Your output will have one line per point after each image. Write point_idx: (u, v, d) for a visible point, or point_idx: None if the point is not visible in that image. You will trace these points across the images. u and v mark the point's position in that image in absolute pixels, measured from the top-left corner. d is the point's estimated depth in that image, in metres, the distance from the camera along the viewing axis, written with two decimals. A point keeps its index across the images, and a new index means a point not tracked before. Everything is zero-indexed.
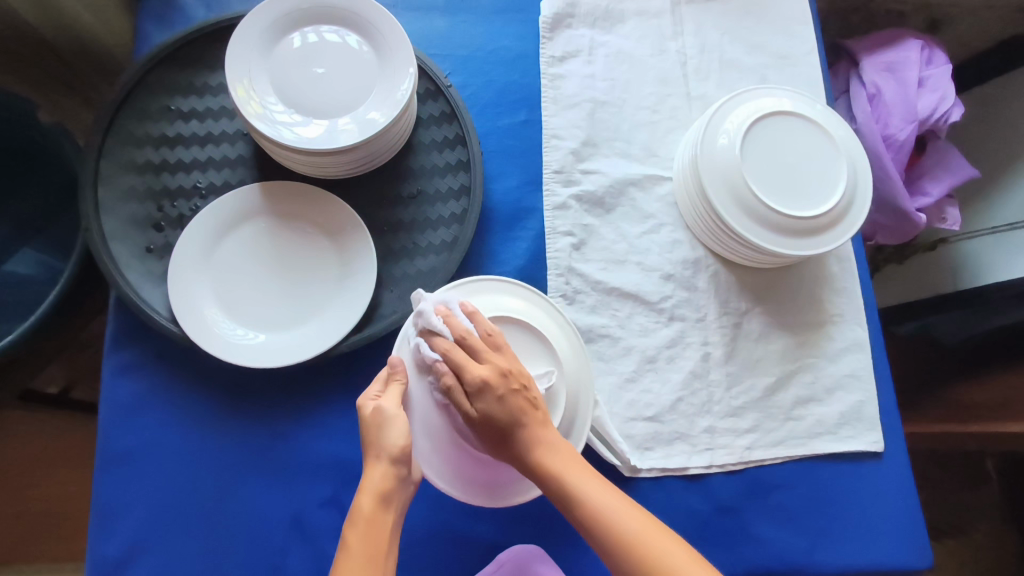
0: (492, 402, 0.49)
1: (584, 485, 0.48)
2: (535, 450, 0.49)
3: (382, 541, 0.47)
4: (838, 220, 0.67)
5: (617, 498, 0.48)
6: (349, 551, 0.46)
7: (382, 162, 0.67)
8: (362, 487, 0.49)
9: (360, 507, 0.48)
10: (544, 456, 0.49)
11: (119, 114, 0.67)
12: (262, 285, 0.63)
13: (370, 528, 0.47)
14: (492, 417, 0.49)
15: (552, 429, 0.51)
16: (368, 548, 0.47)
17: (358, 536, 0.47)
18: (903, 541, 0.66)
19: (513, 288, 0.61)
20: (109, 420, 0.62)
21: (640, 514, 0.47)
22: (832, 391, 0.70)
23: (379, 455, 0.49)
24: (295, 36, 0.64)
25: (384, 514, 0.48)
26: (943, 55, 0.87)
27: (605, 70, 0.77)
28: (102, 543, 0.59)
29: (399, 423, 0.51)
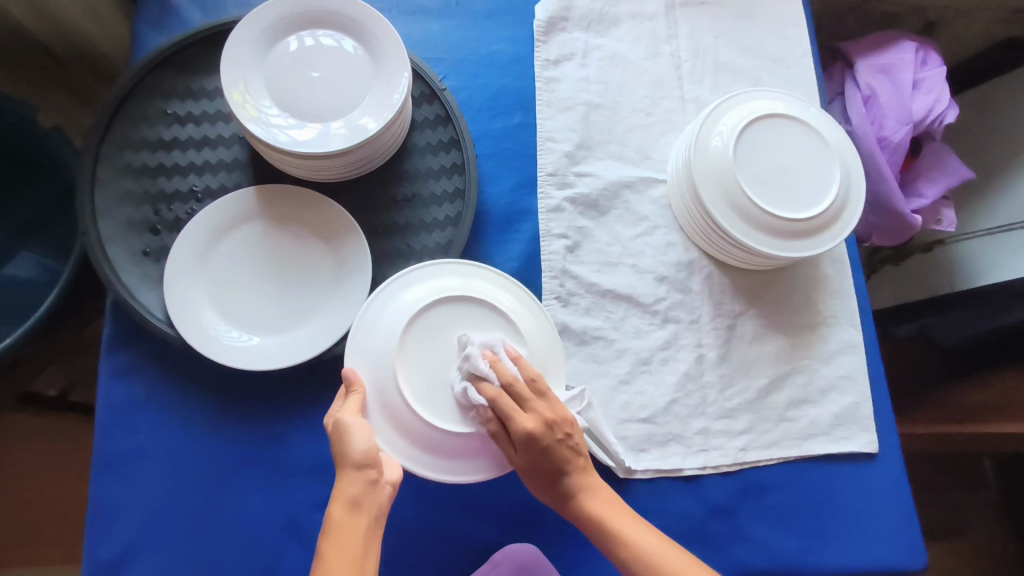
0: (538, 451, 0.52)
1: (634, 534, 0.53)
2: (579, 494, 0.54)
3: (359, 547, 0.47)
4: (830, 222, 0.67)
5: (661, 542, 0.53)
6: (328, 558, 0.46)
7: (377, 165, 0.68)
8: (335, 497, 0.49)
9: (333, 516, 0.48)
10: (589, 502, 0.54)
11: (116, 118, 0.67)
12: (248, 285, 0.64)
13: (342, 532, 0.47)
14: (540, 463, 0.53)
15: (593, 474, 0.56)
16: (342, 551, 0.46)
17: (331, 542, 0.47)
18: (897, 542, 0.66)
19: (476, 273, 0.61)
20: (105, 422, 0.62)
21: (681, 554, 0.52)
22: (826, 392, 0.70)
23: (345, 463, 0.50)
24: (291, 40, 0.64)
25: (358, 519, 0.48)
26: (937, 57, 0.87)
27: (600, 73, 0.77)
28: (98, 546, 0.59)
29: (361, 431, 0.51)
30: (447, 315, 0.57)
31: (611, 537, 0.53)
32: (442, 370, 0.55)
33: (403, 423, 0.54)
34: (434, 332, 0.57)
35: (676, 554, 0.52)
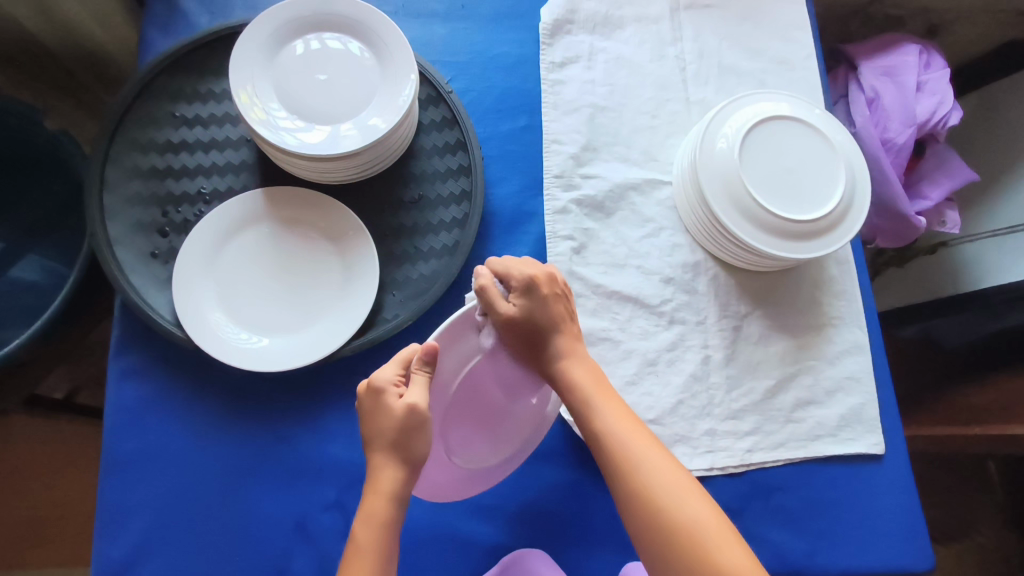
0: (537, 301, 0.55)
1: (604, 406, 0.54)
2: (562, 357, 0.55)
3: (388, 539, 0.49)
4: (836, 223, 0.67)
5: (629, 419, 0.53)
6: (359, 552, 0.48)
7: (384, 167, 0.68)
8: (373, 485, 0.49)
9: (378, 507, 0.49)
10: (569, 366, 0.55)
11: (124, 121, 0.68)
12: (257, 286, 0.64)
13: (384, 526, 0.49)
14: (536, 315, 0.54)
15: (580, 342, 0.57)
16: (381, 545, 0.48)
17: (371, 534, 0.49)
18: (904, 543, 0.66)
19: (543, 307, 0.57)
20: (114, 423, 0.62)
21: (645, 435, 0.53)
22: (832, 393, 0.70)
23: (405, 457, 0.49)
24: (298, 43, 0.64)
25: (394, 514, 0.49)
26: (941, 59, 0.88)
27: (605, 75, 0.77)
28: (108, 546, 0.59)
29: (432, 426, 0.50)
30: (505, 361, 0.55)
31: (580, 400, 0.54)
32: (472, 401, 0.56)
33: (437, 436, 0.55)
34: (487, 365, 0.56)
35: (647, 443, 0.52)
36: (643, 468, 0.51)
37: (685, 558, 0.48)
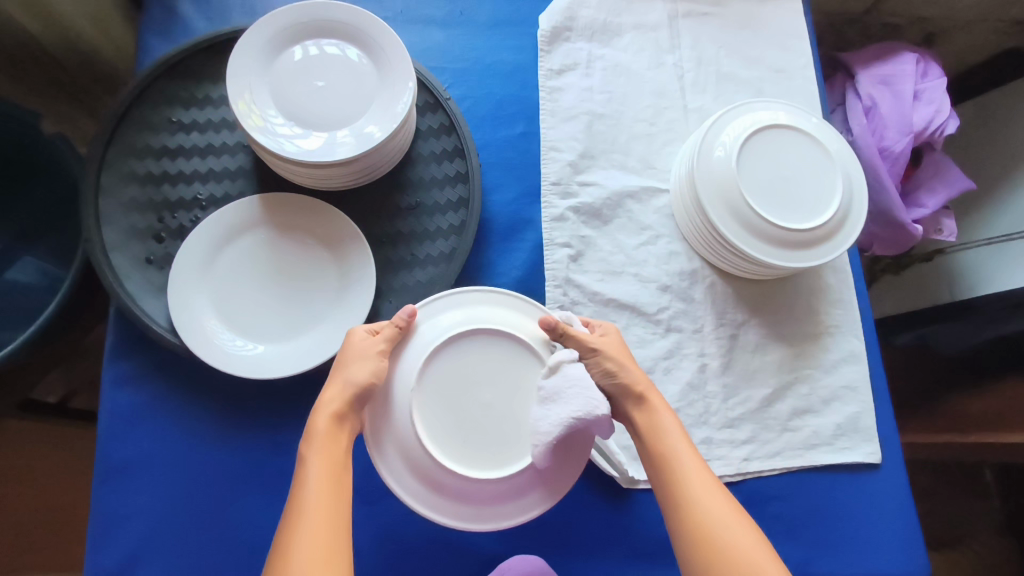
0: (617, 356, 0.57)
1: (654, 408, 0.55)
2: (614, 367, 0.56)
3: (336, 455, 0.49)
4: (833, 232, 0.67)
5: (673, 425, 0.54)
6: (308, 466, 0.49)
7: (382, 173, 0.68)
8: (319, 407, 0.51)
9: (316, 425, 0.50)
10: (620, 370, 0.56)
11: (120, 127, 0.67)
12: (259, 312, 0.63)
13: (325, 442, 0.49)
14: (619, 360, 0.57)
15: (634, 366, 0.57)
16: (323, 463, 0.48)
17: (314, 452, 0.49)
18: (901, 553, 0.66)
19: (438, 303, 0.57)
20: (107, 430, 0.62)
21: (683, 440, 0.53)
22: (829, 402, 0.70)
23: (345, 383, 0.51)
24: (296, 50, 0.64)
25: (340, 432, 0.50)
26: (938, 68, 0.88)
27: (603, 82, 0.78)
28: (99, 553, 0.59)
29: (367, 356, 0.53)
30: (443, 377, 0.54)
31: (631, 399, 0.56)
32: (458, 424, 0.53)
33: (449, 487, 0.52)
34: (445, 384, 0.54)
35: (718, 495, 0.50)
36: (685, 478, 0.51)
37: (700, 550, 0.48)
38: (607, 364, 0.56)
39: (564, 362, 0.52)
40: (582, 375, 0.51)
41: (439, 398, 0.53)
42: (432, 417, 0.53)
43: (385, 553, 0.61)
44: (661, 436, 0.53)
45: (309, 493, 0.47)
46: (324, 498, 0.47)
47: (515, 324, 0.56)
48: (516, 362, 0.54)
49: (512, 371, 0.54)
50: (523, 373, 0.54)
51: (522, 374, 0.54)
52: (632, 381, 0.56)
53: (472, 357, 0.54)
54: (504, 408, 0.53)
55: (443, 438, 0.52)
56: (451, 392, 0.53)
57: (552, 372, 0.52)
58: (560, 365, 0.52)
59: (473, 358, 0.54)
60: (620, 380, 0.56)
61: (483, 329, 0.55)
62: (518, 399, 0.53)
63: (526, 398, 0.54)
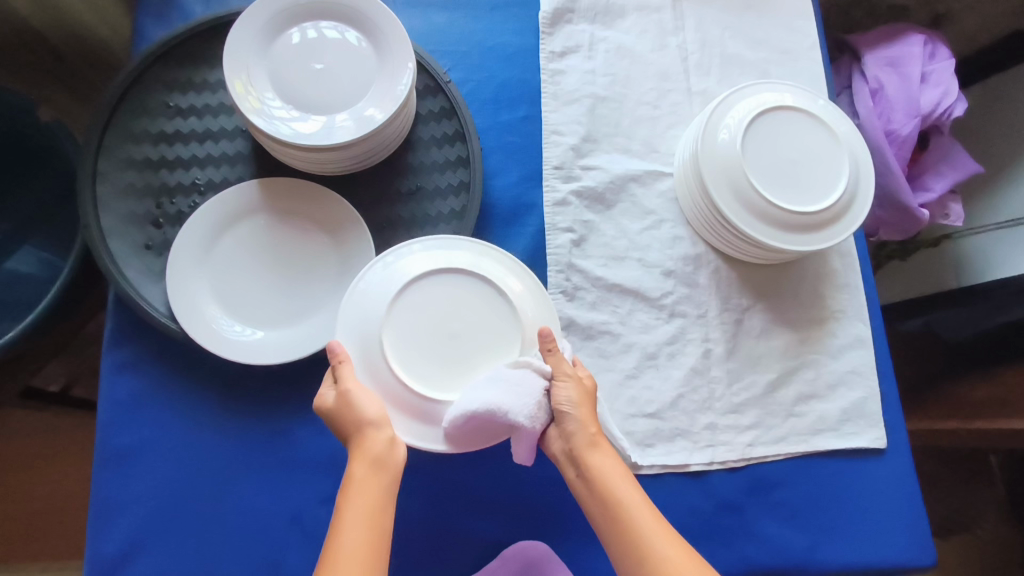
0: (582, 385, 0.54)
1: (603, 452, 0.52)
2: (565, 406, 0.53)
3: (375, 505, 0.48)
4: (840, 216, 0.66)
5: (622, 472, 0.52)
6: (346, 520, 0.47)
7: (382, 158, 0.67)
8: (357, 456, 0.50)
9: (354, 473, 0.49)
10: (570, 410, 0.53)
11: (117, 111, 0.66)
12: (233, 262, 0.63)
13: (363, 488, 0.49)
14: (580, 390, 0.54)
15: (585, 402, 0.53)
16: (363, 508, 0.48)
17: (353, 501, 0.48)
18: (906, 539, 0.65)
19: (413, 245, 0.60)
20: (107, 417, 0.61)
21: (634, 489, 0.51)
22: (834, 387, 0.69)
23: (362, 425, 0.51)
24: (294, 32, 0.63)
25: (377, 478, 0.49)
26: (947, 50, 0.86)
27: (606, 65, 0.76)
28: (100, 541, 0.58)
29: (367, 394, 0.53)
30: (412, 305, 0.57)
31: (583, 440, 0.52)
32: (425, 351, 0.56)
33: (416, 413, 0.55)
34: (417, 313, 0.56)
35: (675, 544, 0.49)
36: (639, 530, 0.49)
37: None
38: (569, 393, 0.53)
39: (531, 365, 0.53)
40: (539, 388, 0.53)
41: (408, 325, 0.56)
42: (400, 342, 0.56)
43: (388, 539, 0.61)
44: (612, 487, 0.51)
45: (350, 551, 0.46)
46: (370, 546, 0.47)
47: (486, 270, 0.59)
48: (485, 300, 0.57)
49: (480, 308, 0.57)
50: (492, 311, 0.57)
51: (493, 313, 0.57)
52: (583, 423, 0.52)
53: (443, 289, 0.57)
54: (470, 339, 0.56)
55: (412, 364, 0.55)
56: (419, 320, 0.56)
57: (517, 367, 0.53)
58: (524, 365, 0.53)
59: (442, 291, 0.57)
60: (574, 413, 0.52)
61: (455, 268, 0.58)
62: (485, 335, 0.56)
63: (493, 337, 0.56)
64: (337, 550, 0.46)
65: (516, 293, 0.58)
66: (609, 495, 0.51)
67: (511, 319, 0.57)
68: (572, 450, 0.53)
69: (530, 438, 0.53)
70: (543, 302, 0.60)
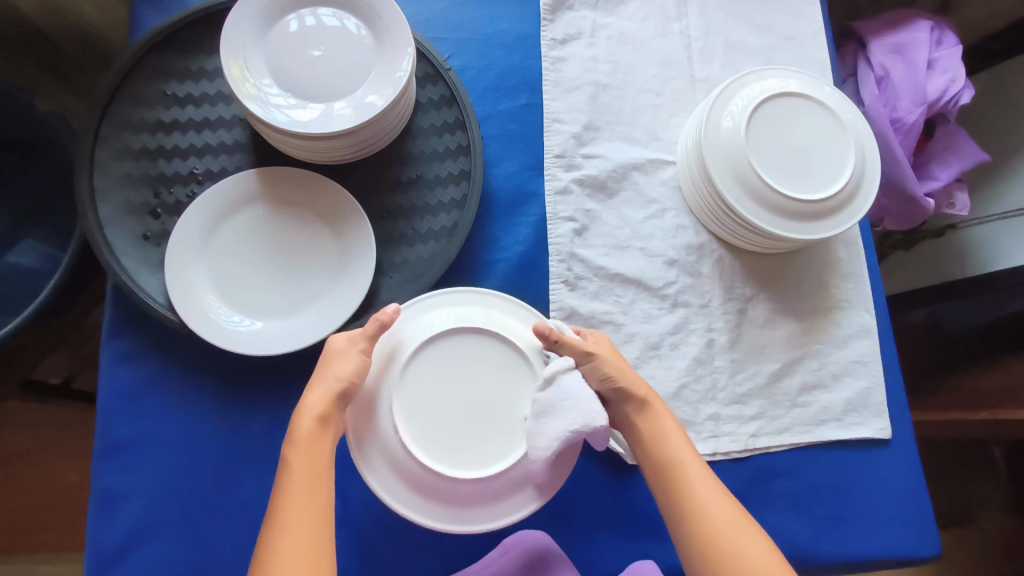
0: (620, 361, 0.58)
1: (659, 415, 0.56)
2: (617, 373, 0.57)
3: (317, 464, 0.50)
4: (845, 204, 0.65)
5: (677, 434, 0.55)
6: (291, 476, 0.49)
7: (381, 147, 0.66)
8: (301, 411, 0.51)
9: (299, 430, 0.51)
10: (623, 376, 0.57)
11: (114, 100, 0.66)
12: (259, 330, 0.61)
13: (308, 448, 0.50)
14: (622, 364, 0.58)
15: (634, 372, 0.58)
16: (306, 469, 0.49)
17: (298, 458, 0.50)
18: (911, 530, 0.65)
19: (410, 308, 0.58)
20: (106, 408, 0.61)
21: (688, 448, 0.55)
22: (838, 377, 0.69)
23: (326, 383, 0.52)
24: (292, 19, 0.62)
25: (321, 437, 0.51)
26: (954, 37, 0.85)
27: (608, 52, 0.75)
28: (100, 531, 0.58)
29: (351, 359, 0.53)
30: (423, 385, 0.54)
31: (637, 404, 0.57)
32: (446, 429, 0.53)
33: (452, 497, 0.52)
34: (428, 393, 0.54)
35: (725, 501, 0.51)
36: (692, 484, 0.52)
37: (703, 551, 0.50)
38: (607, 369, 0.57)
39: (558, 372, 0.53)
40: (579, 385, 0.52)
41: (423, 411, 0.53)
42: (419, 429, 0.53)
43: (388, 529, 0.61)
44: (666, 445, 0.54)
45: (288, 501, 0.48)
46: (309, 504, 0.48)
47: (457, 315, 0.57)
48: (473, 345, 0.56)
49: (475, 358, 0.55)
50: (502, 366, 0.55)
51: (502, 368, 0.55)
52: (634, 387, 0.57)
53: (445, 356, 0.55)
54: (488, 401, 0.54)
55: (437, 448, 0.52)
56: (433, 400, 0.54)
57: (549, 384, 0.53)
58: (555, 376, 0.53)
59: (444, 359, 0.55)
60: (620, 383, 0.56)
61: (447, 333, 0.56)
62: (497, 378, 0.55)
63: (506, 375, 0.55)
64: (282, 500, 0.48)
65: (495, 320, 0.57)
66: (663, 451, 0.54)
67: (507, 349, 0.56)
68: (627, 416, 0.57)
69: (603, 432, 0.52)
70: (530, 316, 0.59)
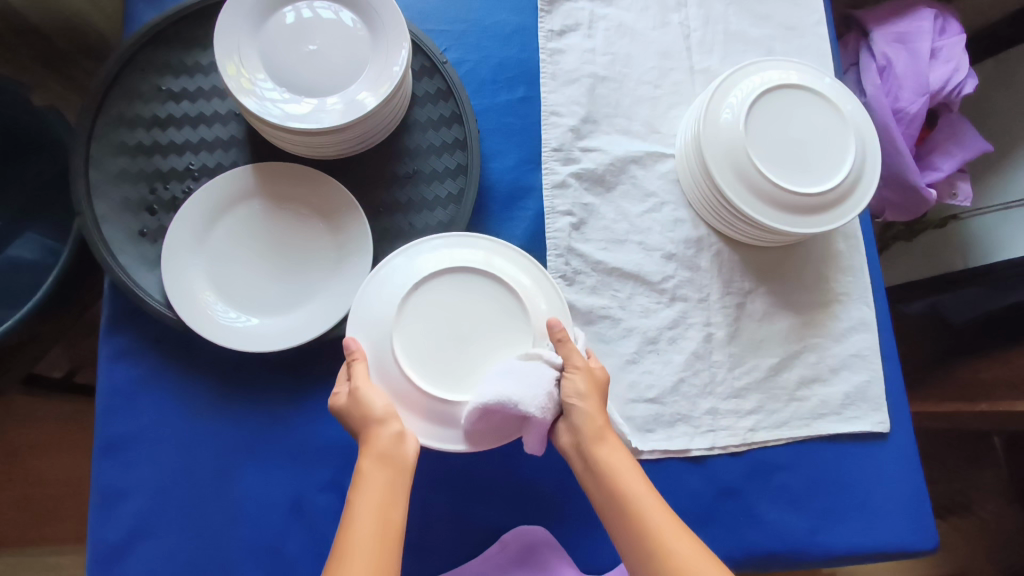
0: (591, 380, 0.53)
1: (610, 449, 0.51)
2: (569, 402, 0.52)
3: (383, 495, 0.47)
4: (844, 198, 0.65)
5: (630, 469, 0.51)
6: (357, 513, 0.47)
7: (377, 141, 0.66)
8: (364, 451, 0.49)
9: (362, 468, 0.49)
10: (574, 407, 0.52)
11: (109, 95, 0.65)
12: (253, 272, 0.62)
13: (371, 481, 0.48)
14: (591, 385, 0.53)
15: (589, 399, 0.52)
16: (371, 502, 0.47)
17: (363, 494, 0.47)
18: (909, 522, 0.65)
19: (422, 243, 0.60)
20: (106, 404, 0.61)
21: (644, 484, 0.50)
22: (837, 371, 0.69)
23: (370, 422, 0.51)
24: (287, 11, 0.62)
25: (385, 472, 0.48)
26: (958, 25, 0.84)
27: (606, 43, 0.75)
28: (103, 527, 0.59)
29: (374, 389, 0.52)
30: (422, 306, 0.56)
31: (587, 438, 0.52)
32: (434, 350, 0.55)
33: (425, 415, 0.54)
34: (425, 314, 0.56)
35: (685, 541, 0.47)
36: (653, 525, 0.48)
37: None
38: (578, 385, 0.52)
39: (542, 358, 0.53)
40: (549, 377, 0.52)
41: (416, 328, 0.56)
42: (410, 345, 0.55)
43: None
44: (621, 483, 0.50)
45: (358, 540, 0.45)
46: (380, 536, 0.45)
47: (462, 257, 0.58)
48: (474, 283, 0.57)
49: (474, 293, 0.57)
50: (499, 304, 0.57)
51: (499, 306, 0.57)
52: (589, 417, 0.52)
53: (447, 287, 0.57)
54: (479, 333, 0.56)
55: (421, 366, 0.55)
56: (428, 321, 0.56)
57: (529, 360, 0.53)
58: (538, 357, 0.53)
59: (447, 288, 0.57)
60: (581, 406, 0.52)
61: (452, 267, 0.57)
62: (492, 316, 0.56)
63: (502, 317, 0.57)
64: (349, 538, 0.45)
65: (498, 268, 0.59)
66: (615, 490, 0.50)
67: (506, 292, 0.57)
68: (581, 445, 0.52)
69: (541, 425, 0.52)
70: (536, 271, 0.60)
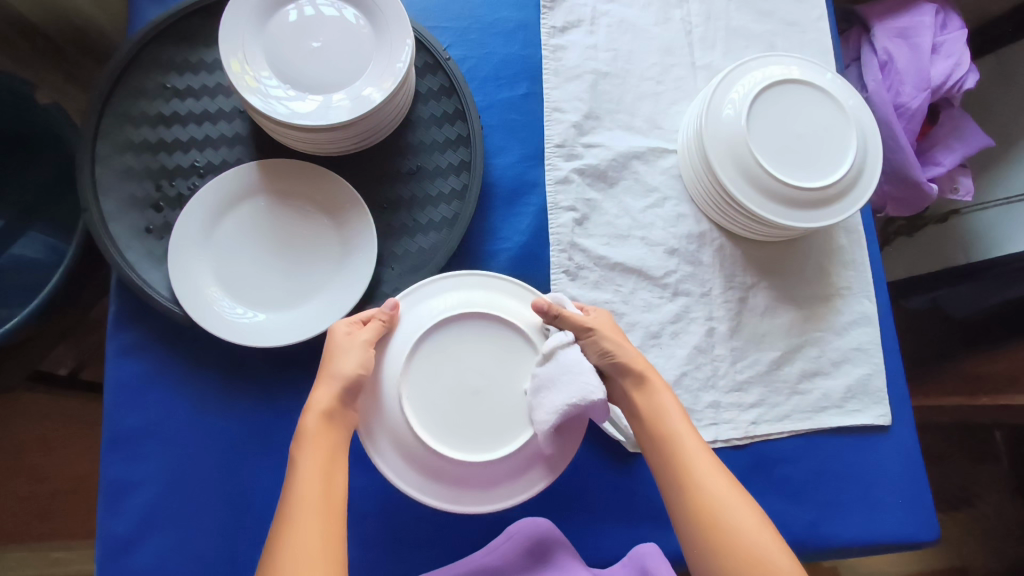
0: (614, 341, 0.57)
1: (656, 389, 0.56)
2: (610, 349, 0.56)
3: (326, 455, 0.49)
4: (845, 192, 0.65)
5: (675, 408, 0.55)
6: (301, 466, 0.49)
7: (381, 138, 0.66)
8: (309, 407, 0.51)
9: (308, 424, 0.50)
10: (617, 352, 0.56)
11: (114, 93, 0.66)
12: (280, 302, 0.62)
13: (318, 440, 0.50)
14: (618, 342, 0.57)
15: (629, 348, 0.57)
16: (315, 463, 0.49)
17: (307, 452, 0.49)
18: (911, 514, 0.66)
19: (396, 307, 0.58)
20: (113, 400, 0.62)
21: (686, 422, 0.54)
22: (839, 364, 0.69)
23: (332, 377, 0.52)
24: (291, 9, 0.62)
25: (331, 430, 0.50)
26: (959, 20, 0.84)
27: (608, 39, 0.75)
28: (111, 520, 0.59)
29: (357, 351, 0.53)
30: (422, 379, 0.54)
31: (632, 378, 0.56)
32: (459, 414, 0.54)
33: (484, 479, 0.54)
34: (428, 386, 0.54)
35: (719, 476, 0.51)
36: (687, 457, 0.52)
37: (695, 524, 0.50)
38: (603, 343, 0.57)
39: (559, 346, 0.54)
40: (579, 359, 0.53)
41: (431, 404, 0.54)
42: (433, 422, 0.53)
43: (393, 516, 0.62)
44: (663, 419, 0.54)
45: (299, 497, 0.47)
46: (319, 495, 0.47)
47: (435, 309, 0.57)
48: (457, 329, 0.56)
49: (460, 338, 0.56)
50: (485, 336, 0.56)
51: (486, 336, 0.56)
52: (631, 361, 0.56)
53: (431, 343, 0.55)
54: (482, 370, 0.55)
55: (457, 436, 0.53)
56: (436, 391, 0.54)
57: (549, 359, 0.54)
58: (555, 351, 0.54)
59: (431, 344, 0.55)
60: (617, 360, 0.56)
61: (428, 327, 0.55)
62: (486, 350, 0.56)
63: (495, 346, 0.56)
64: (292, 494, 0.47)
65: (477, 301, 0.58)
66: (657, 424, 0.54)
67: (484, 320, 0.56)
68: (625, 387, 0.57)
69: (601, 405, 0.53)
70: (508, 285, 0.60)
